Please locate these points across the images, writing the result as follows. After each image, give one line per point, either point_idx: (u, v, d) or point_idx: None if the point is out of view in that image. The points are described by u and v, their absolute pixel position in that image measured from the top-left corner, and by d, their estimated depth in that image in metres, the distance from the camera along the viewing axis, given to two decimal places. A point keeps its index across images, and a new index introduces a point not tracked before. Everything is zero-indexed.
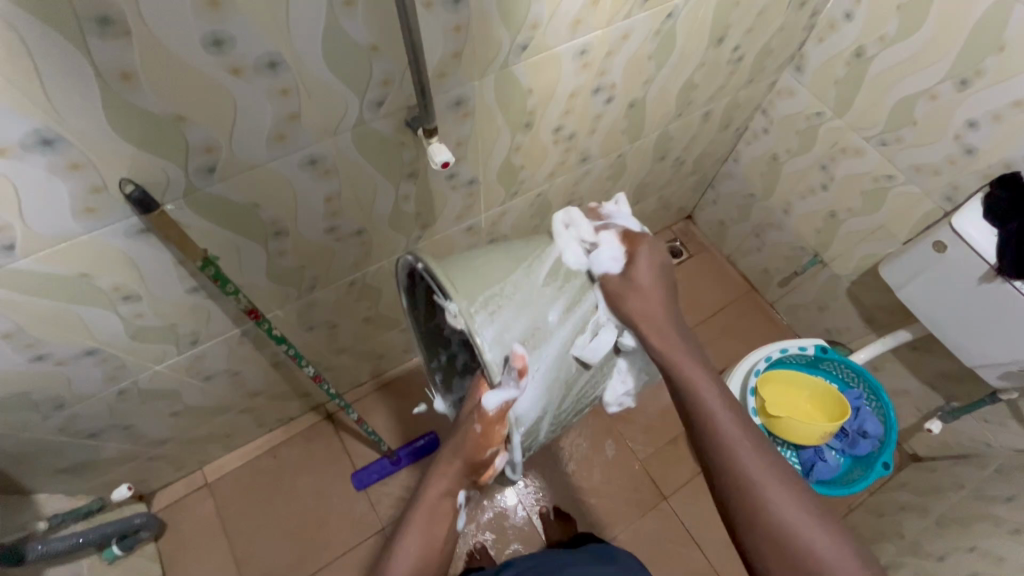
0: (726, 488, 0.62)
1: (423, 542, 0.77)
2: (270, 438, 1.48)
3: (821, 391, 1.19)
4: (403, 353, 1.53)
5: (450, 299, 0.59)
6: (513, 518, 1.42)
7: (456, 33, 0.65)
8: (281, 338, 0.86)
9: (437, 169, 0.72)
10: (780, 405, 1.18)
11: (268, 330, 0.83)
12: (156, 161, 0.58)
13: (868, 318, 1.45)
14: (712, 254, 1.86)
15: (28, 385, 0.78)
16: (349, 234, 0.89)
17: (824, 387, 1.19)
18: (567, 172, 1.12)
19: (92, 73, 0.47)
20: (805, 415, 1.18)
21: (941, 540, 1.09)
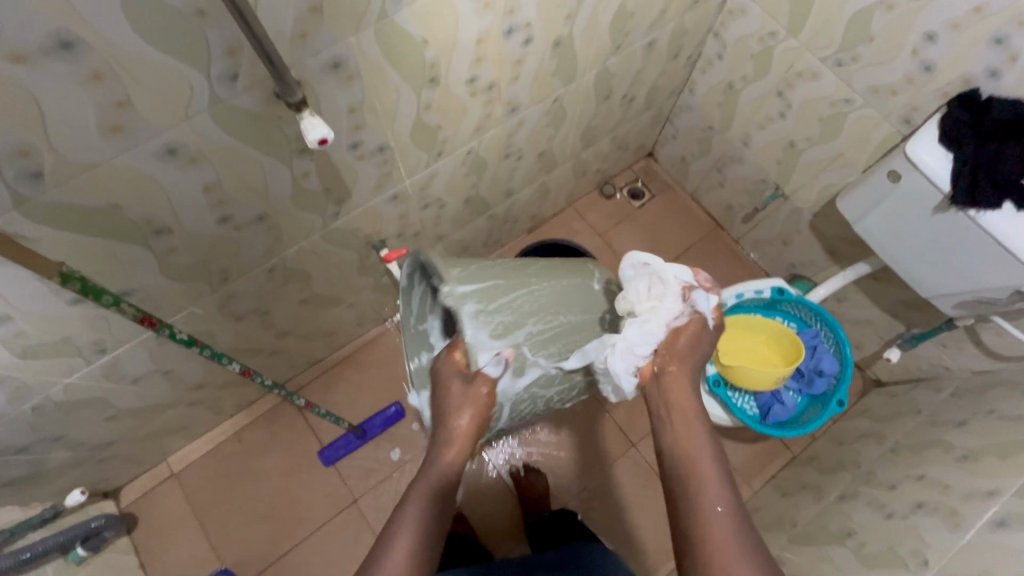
0: (680, 478, 0.65)
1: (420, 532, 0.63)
2: (233, 423, 1.46)
3: (776, 333, 1.16)
4: (357, 326, 1.48)
5: (445, 283, 0.66)
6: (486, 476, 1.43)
7: None
8: (190, 341, 0.81)
9: (317, 147, 0.64)
10: (733, 353, 1.16)
11: (170, 335, 0.78)
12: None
13: (830, 250, 1.41)
14: (676, 193, 1.79)
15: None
16: (249, 221, 0.81)
17: (779, 328, 1.15)
18: (496, 125, 1.03)
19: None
20: (760, 359, 1.16)
21: (893, 468, 1.11)
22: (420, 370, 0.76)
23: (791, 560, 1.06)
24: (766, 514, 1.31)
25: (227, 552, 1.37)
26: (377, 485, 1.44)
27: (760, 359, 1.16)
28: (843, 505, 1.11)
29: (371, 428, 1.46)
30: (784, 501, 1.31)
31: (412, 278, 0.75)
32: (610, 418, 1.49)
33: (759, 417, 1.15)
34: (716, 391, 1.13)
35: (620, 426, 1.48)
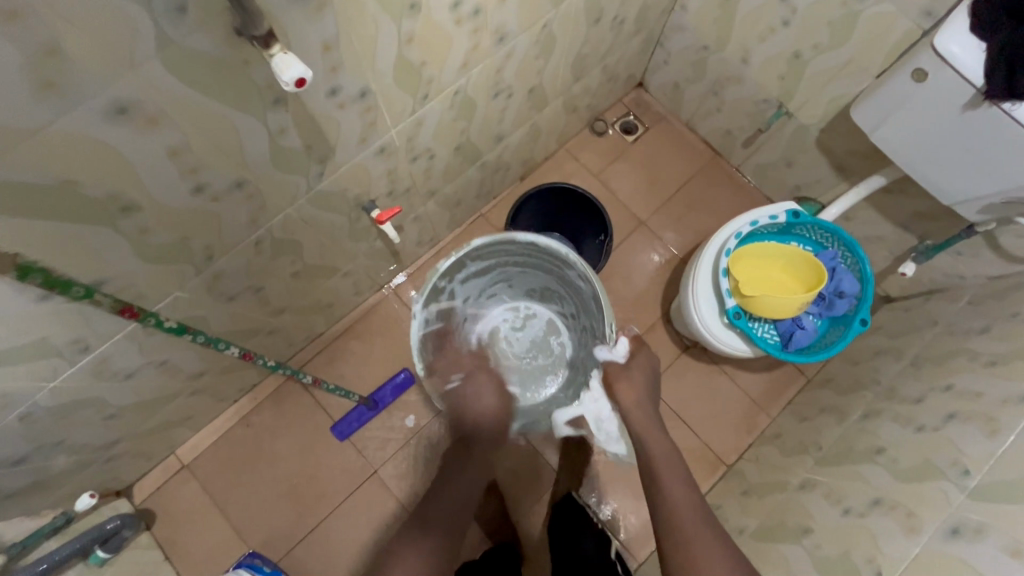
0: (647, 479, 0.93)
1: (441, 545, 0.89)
2: (239, 408, 1.41)
3: (795, 257, 1.12)
4: (354, 295, 1.41)
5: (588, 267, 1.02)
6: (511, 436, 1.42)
7: None
8: (181, 328, 0.79)
9: (294, 89, 0.55)
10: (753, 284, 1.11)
11: (157, 324, 0.76)
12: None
13: (838, 167, 1.35)
14: (670, 123, 1.70)
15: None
16: (227, 190, 0.72)
17: (797, 252, 1.12)
18: (483, 59, 0.93)
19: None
20: (780, 288, 1.12)
21: (917, 382, 1.10)
22: (432, 289, 1.03)
23: (821, 481, 1.07)
24: (788, 439, 1.31)
25: (252, 536, 1.35)
26: (396, 454, 1.42)
27: (780, 288, 1.12)
28: (869, 423, 1.11)
29: (382, 399, 1.42)
30: (805, 425, 1.31)
31: (509, 243, 1.05)
32: None
33: (780, 345, 1.12)
34: (736, 323, 1.10)
35: None
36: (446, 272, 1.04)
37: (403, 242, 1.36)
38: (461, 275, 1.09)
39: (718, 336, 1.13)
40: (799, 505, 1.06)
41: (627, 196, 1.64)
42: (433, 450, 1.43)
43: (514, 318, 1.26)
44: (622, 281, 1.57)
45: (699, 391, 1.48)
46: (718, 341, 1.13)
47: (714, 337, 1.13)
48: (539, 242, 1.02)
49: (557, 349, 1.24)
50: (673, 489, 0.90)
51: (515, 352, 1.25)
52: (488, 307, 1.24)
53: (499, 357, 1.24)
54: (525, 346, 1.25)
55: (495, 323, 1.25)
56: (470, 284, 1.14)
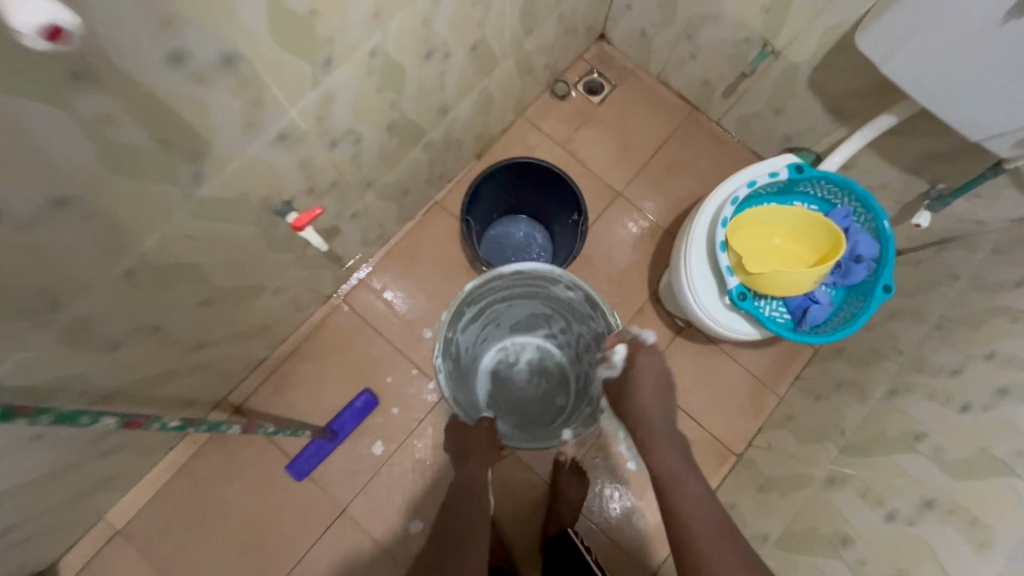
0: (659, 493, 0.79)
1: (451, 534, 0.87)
2: (176, 457, 1.21)
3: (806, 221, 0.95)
4: (296, 311, 1.21)
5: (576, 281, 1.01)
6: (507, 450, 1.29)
7: None
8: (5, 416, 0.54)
9: (57, 51, 0.40)
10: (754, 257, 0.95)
11: None
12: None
13: (834, 110, 1.18)
14: (639, 78, 1.51)
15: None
16: (44, 213, 0.51)
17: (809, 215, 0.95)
18: (401, 7, 0.72)
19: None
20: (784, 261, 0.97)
21: (948, 349, 0.96)
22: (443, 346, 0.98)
23: (852, 474, 0.93)
24: (804, 422, 1.17)
25: None
26: (366, 486, 1.24)
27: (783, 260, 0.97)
28: (898, 402, 0.97)
29: (342, 428, 1.24)
30: (821, 404, 1.17)
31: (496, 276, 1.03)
32: None
33: (792, 324, 0.97)
34: (741, 304, 0.93)
35: None
36: (449, 325, 1.00)
37: (344, 245, 1.15)
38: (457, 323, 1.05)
39: (720, 321, 0.97)
40: (830, 505, 0.92)
41: (599, 165, 1.45)
42: (408, 477, 1.25)
43: (505, 353, 1.22)
44: (603, 262, 1.40)
45: (699, 377, 1.33)
46: (720, 326, 0.97)
47: (716, 322, 0.97)
48: (524, 270, 1.01)
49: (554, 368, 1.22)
50: (692, 507, 0.74)
51: (521, 386, 1.22)
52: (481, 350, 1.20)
53: (509, 396, 1.20)
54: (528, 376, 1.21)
55: (490, 365, 1.21)
56: (465, 333, 1.09)
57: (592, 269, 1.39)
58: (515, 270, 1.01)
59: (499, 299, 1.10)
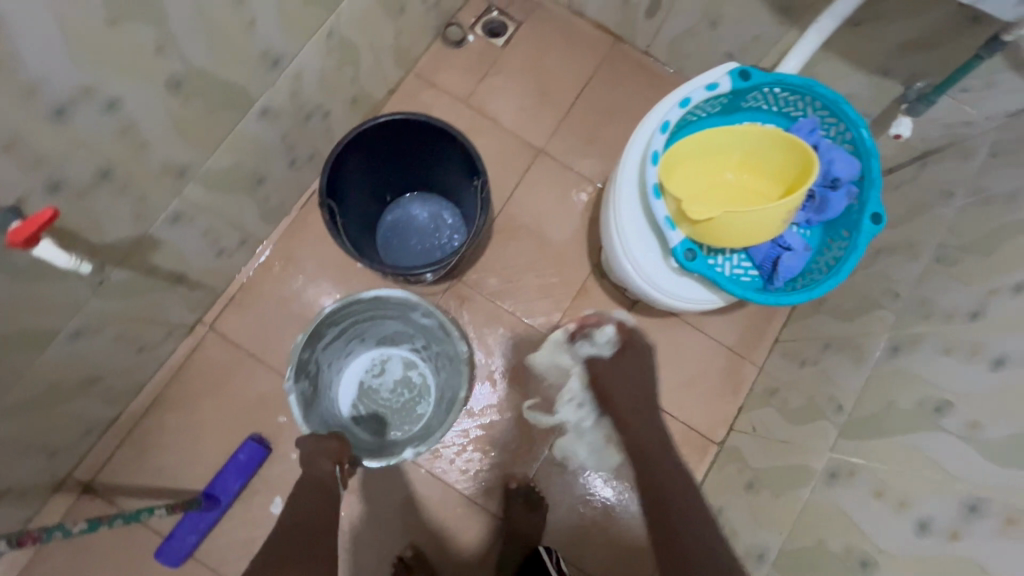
0: None
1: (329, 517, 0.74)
2: (13, 559, 0.94)
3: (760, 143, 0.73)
4: (140, 351, 0.94)
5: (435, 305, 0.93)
6: (446, 478, 1.06)
7: None
8: None
9: None
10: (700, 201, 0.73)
11: None
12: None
13: (781, 8, 0.95)
14: (548, 10, 1.25)
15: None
16: None
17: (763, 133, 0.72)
18: None
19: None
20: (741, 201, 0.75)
21: (959, 286, 0.74)
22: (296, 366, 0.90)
23: (860, 465, 0.71)
24: (791, 396, 0.96)
25: None
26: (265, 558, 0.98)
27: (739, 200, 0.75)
28: (904, 361, 0.75)
29: (224, 491, 0.97)
30: (807, 372, 0.95)
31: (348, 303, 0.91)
32: (557, 344, 1.11)
33: (762, 282, 0.74)
34: (693, 266, 0.69)
35: None
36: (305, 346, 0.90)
37: (179, 257, 0.88)
38: (314, 350, 0.94)
39: (668, 289, 0.74)
40: (838, 507, 0.71)
41: (513, 119, 1.20)
42: None
43: (371, 365, 1.05)
44: (534, 234, 1.15)
45: (662, 357, 1.11)
46: (670, 297, 0.75)
47: (665, 293, 0.75)
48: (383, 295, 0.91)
49: (418, 380, 1.05)
50: None
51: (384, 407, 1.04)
52: (342, 376, 1.04)
53: (370, 421, 1.03)
54: (393, 400, 1.04)
55: (353, 382, 1.04)
56: (322, 354, 0.97)
57: (520, 245, 1.14)
58: (375, 294, 0.92)
59: (359, 319, 0.97)
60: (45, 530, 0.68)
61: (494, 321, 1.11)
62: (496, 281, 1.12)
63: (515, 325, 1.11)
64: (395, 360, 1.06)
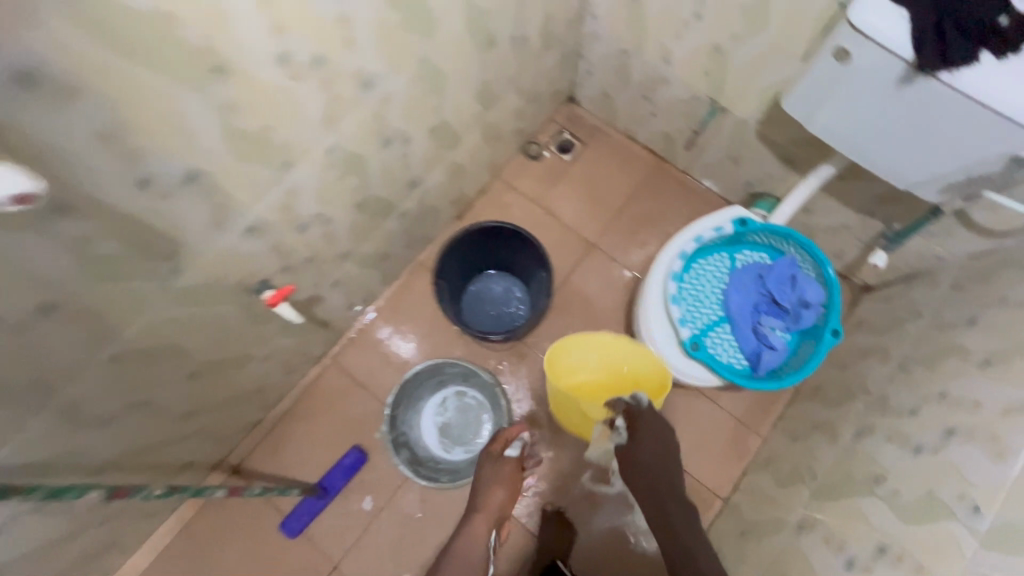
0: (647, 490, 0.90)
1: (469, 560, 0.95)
2: (179, 517, 1.27)
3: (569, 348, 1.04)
4: (288, 373, 1.28)
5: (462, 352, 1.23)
6: None
7: None
8: None
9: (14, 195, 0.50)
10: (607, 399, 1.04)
11: None
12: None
13: (786, 159, 1.24)
14: (607, 135, 1.59)
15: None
16: (33, 316, 0.60)
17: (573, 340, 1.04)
18: (354, 108, 0.81)
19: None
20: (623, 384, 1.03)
21: (909, 388, 0.97)
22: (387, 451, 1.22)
23: (821, 519, 0.93)
24: (781, 465, 1.18)
25: None
26: (355, 543, 1.27)
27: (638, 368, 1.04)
28: (863, 443, 0.97)
29: (332, 485, 1.28)
30: (797, 446, 1.17)
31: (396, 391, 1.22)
32: None
33: (749, 369, 1.00)
34: (698, 352, 0.98)
35: None
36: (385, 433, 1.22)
37: (329, 311, 1.23)
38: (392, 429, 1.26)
39: (678, 369, 1.01)
40: (800, 550, 0.92)
41: (573, 219, 1.53)
42: (398, 531, 1.28)
43: (438, 410, 1.35)
44: (583, 309, 1.45)
45: (680, 420, 1.34)
46: (682, 375, 1.01)
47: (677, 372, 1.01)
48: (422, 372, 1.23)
49: (475, 404, 1.36)
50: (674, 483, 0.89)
51: (461, 433, 1.34)
52: (421, 428, 1.34)
53: (455, 448, 1.33)
54: (461, 425, 1.34)
55: (431, 427, 1.34)
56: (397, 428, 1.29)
57: (571, 317, 1.44)
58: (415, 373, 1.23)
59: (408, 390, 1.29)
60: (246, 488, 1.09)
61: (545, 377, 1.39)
62: (549, 345, 1.42)
63: None
64: (450, 397, 1.36)
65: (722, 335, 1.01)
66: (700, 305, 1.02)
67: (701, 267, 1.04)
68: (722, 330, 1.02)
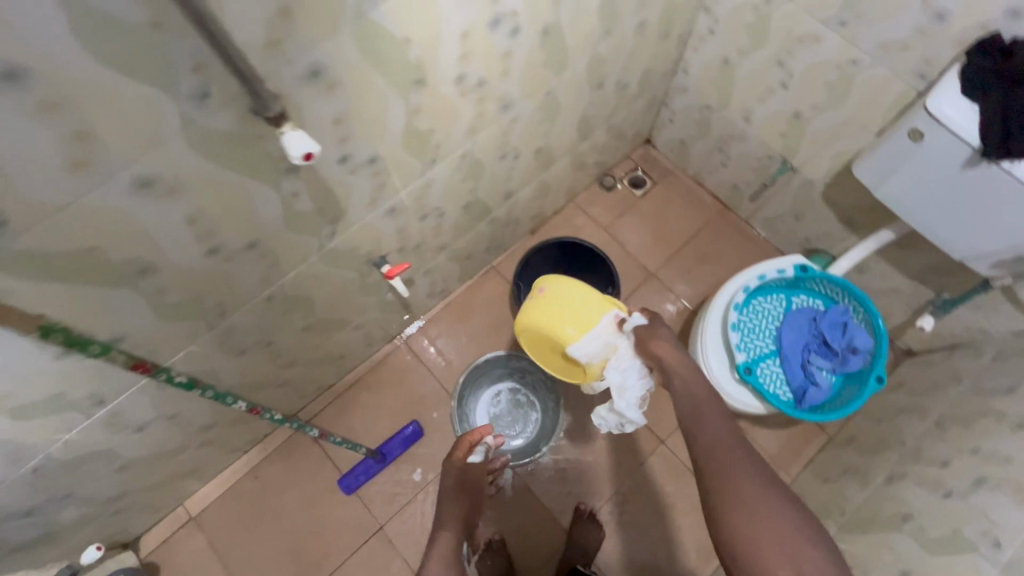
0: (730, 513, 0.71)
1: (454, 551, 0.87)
2: (248, 459, 1.41)
3: (558, 299, 0.88)
4: (366, 346, 1.43)
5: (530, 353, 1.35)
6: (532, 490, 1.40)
7: (283, 16, 0.52)
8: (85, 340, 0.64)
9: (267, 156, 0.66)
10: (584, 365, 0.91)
11: (65, 338, 0.62)
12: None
13: (847, 221, 1.35)
14: (677, 178, 1.72)
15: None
16: (239, 249, 0.75)
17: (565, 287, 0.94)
18: (489, 124, 0.97)
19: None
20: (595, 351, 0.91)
21: (944, 443, 1.05)
22: None
23: (848, 549, 1.00)
24: (810, 503, 1.25)
25: None
26: (401, 509, 1.38)
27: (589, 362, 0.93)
28: (894, 487, 1.05)
29: (390, 452, 1.40)
30: (827, 486, 1.25)
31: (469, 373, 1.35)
32: None
33: (793, 402, 1.09)
34: (748, 377, 1.08)
35: (648, 424, 1.46)
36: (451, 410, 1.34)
37: (413, 297, 1.38)
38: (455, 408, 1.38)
39: (728, 392, 1.10)
40: None
41: (636, 249, 1.66)
42: None
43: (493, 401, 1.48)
44: None
45: None
46: (730, 397, 1.11)
47: (725, 394, 1.11)
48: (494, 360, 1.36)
49: (526, 401, 1.48)
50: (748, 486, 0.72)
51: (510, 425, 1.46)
52: (474, 414, 1.46)
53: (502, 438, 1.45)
54: (511, 418, 1.47)
55: (484, 414, 1.47)
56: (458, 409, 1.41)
57: None
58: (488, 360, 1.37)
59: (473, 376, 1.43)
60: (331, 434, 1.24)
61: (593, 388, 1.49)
62: None
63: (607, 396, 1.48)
64: (505, 391, 1.49)
65: (772, 367, 1.11)
66: (754, 336, 1.13)
67: (758, 303, 1.15)
68: (772, 362, 1.11)
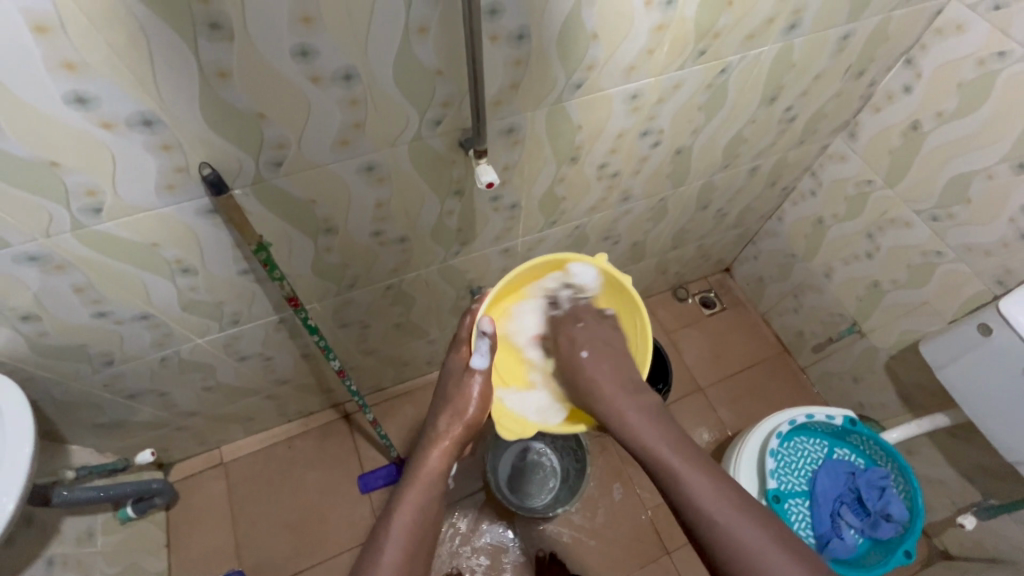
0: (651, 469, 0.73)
1: (417, 517, 0.73)
2: (287, 428, 1.51)
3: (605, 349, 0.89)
4: (425, 364, 1.55)
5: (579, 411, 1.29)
6: (527, 554, 1.40)
7: (512, 89, 0.73)
8: (280, 275, 0.76)
9: (447, 180, 0.84)
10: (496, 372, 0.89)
11: (266, 263, 0.73)
12: (225, 145, 0.63)
13: (904, 397, 1.39)
14: (747, 310, 1.82)
15: (74, 338, 0.83)
16: (393, 240, 0.93)
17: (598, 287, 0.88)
18: (606, 209, 1.15)
19: (142, 42, 0.50)
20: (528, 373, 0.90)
21: None
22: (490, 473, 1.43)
23: None
24: None
25: (247, 556, 1.37)
26: None
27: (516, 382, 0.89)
28: None
29: None
30: None
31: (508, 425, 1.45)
32: (650, 521, 1.46)
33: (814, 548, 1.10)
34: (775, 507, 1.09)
35: (658, 531, 1.45)
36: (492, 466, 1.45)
37: None
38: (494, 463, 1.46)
39: None
40: None
41: (692, 361, 1.73)
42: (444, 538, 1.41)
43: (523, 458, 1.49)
44: None
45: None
46: None
47: None
48: None
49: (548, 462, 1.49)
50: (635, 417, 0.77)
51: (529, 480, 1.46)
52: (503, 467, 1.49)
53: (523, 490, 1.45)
54: (533, 475, 1.47)
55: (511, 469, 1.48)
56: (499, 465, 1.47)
57: None
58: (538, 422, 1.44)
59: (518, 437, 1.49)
60: (376, 424, 1.31)
61: (612, 476, 1.51)
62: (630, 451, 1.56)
63: (627, 488, 1.50)
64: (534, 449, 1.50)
65: (799, 506, 1.14)
66: (788, 471, 1.16)
67: (800, 441, 1.20)
68: (801, 501, 1.14)
